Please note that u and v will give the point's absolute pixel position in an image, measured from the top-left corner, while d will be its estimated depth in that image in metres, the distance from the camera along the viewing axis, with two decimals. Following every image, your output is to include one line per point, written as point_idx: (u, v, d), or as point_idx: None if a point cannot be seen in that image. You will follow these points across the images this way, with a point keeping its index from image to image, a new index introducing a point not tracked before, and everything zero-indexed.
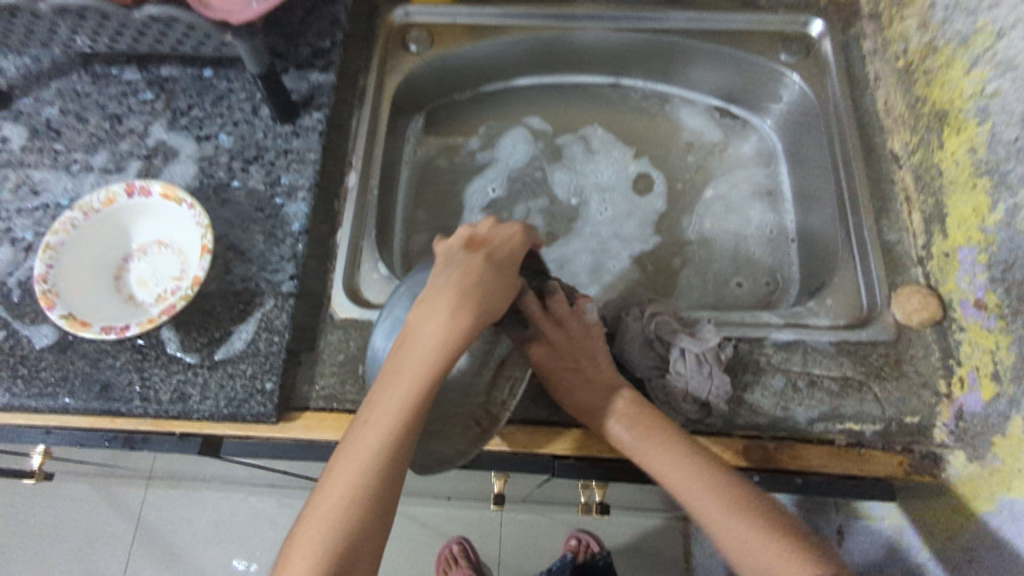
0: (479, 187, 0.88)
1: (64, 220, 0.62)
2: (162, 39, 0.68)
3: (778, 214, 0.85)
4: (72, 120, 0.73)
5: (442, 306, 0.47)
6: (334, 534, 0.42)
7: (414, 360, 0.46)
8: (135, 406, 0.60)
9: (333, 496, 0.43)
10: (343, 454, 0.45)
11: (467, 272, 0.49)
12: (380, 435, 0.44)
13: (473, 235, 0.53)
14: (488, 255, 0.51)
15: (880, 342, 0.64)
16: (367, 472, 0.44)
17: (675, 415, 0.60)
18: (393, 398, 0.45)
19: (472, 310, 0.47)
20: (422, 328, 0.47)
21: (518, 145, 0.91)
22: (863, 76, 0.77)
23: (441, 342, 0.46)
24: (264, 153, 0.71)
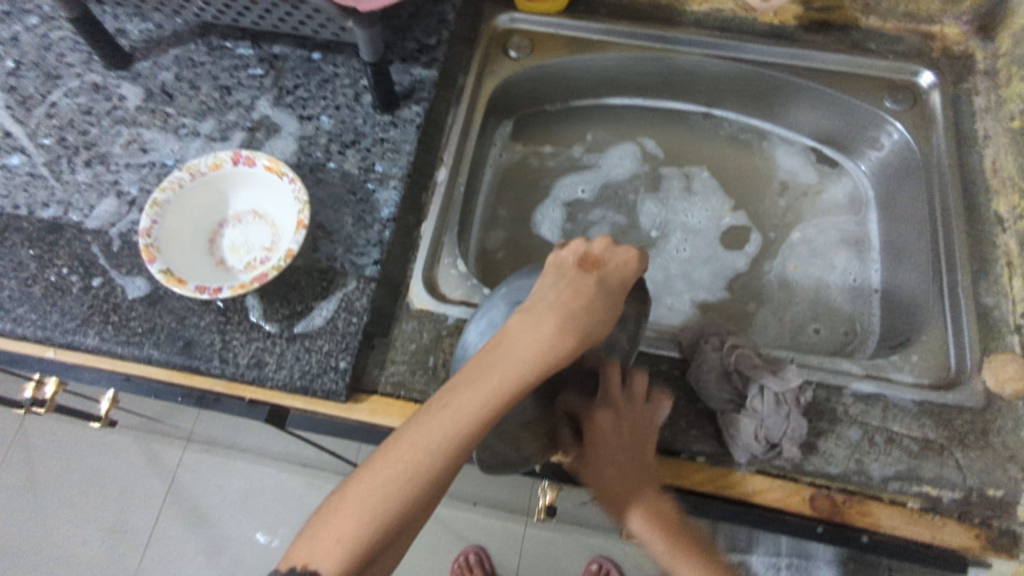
0: (571, 180, 0.90)
1: (173, 179, 0.64)
2: (287, 18, 0.71)
3: (861, 264, 0.83)
4: (185, 86, 0.76)
5: (550, 320, 0.45)
6: (386, 502, 0.38)
7: (511, 365, 0.43)
8: (213, 366, 0.61)
9: (382, 477, 0.39)
10: (413, 426, 0.41)
11: (581, 290, 0.48)
12: (451, 431, 0.41)
13: (589, 253, 0.51)
14: (607, 278, 0.50)
15: (967, 408, 0.62)
16: (425, 463, 0.40)
17: (744, 452, 0.59)
18: (474, 398, 0.42)
19: (579, 332, 0.45)
20: (525, 334, 0.44)
21: (623, 159, 0.91)
22: (972, 132, 0.75)
23: (542, 358, 0.44)
24: (362, 139, 0.72)
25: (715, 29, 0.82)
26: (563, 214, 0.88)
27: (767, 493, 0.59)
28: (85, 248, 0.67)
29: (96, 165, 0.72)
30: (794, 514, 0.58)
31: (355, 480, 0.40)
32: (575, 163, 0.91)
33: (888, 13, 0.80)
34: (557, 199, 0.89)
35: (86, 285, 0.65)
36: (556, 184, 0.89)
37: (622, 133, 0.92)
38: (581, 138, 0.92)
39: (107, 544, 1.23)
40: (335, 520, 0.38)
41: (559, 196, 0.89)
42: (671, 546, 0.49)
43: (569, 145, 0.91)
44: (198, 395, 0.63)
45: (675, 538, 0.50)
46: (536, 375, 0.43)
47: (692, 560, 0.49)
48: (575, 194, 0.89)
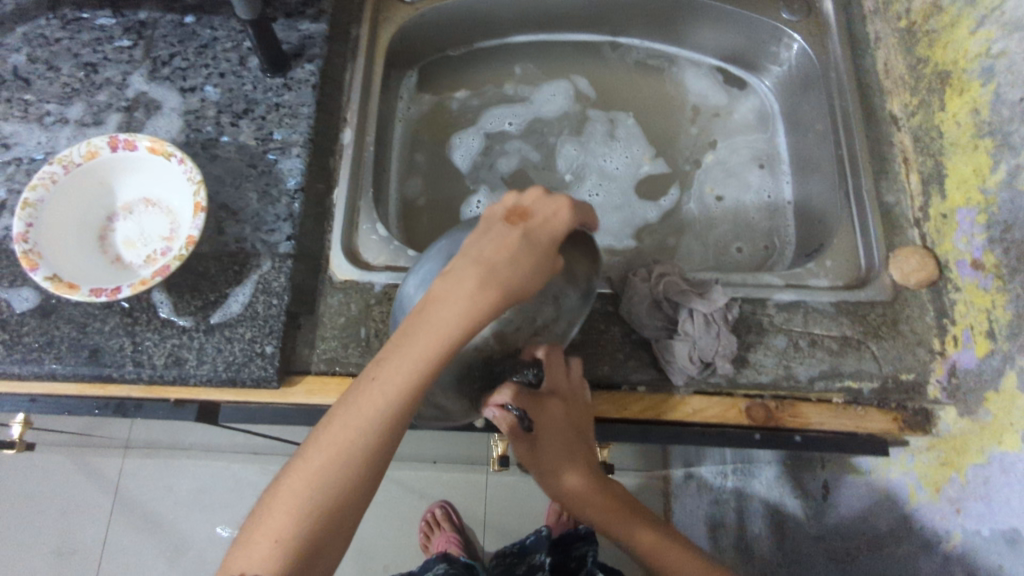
0: (501, 113, 0.88)
1: (42, 175, 0.58)
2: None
3: (774, 178, 0.85)
4: (42, 68, 0.68)
5: (464, 285, 0.42)
6: (320, 494, 0.40)
7: (423, 341, 0.41)
8: (128, 371, 0.58)
9: (305, 481, 0.40)
10: (340, 411, 0.42)
11: (506, 242, 0.44)
12: (368, 421, 0.41)
13: (523, 203, 0.47)
14: (533, 229, 0.45)
15: (878, 302, 0.65)
16: (347, 456, 0.41)
17: (680, 375, 0.61)
18: (390, 383, 0.41)
19: (502, 288, 0.42)
20: (444, 301, 0.42)
21: (556, 96, 0.89)
22: (864, 35, 0.77)
23: (457, 331, 0.41)
24: (254, 107, 0.67)
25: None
26: (481, 144, 0.86)
27: (705, 411, 0.61)
28: None
29: None
30: (731, 426, 0.62)
31: (283, 482, 0.41)
32: (485, 109, 0.88)
33: None
34: (481, 129, 0.87)
35: None
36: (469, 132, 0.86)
37: (529, 71, 0.89)
38: (511, 72, 0.89)
39: (57, 564, 1.18)
40: (263, 528, 0.40)
41: (487, 127, 0.87)
42: (606, 513, 0.56)
43: (500, 86, 0.89)
44: (117, 404, 0.59)
45: (610, 503, 0.56)
46: (459, 341, 0.42)
47: (638, 524, 0.57)
48: (501, 125, 0.87)
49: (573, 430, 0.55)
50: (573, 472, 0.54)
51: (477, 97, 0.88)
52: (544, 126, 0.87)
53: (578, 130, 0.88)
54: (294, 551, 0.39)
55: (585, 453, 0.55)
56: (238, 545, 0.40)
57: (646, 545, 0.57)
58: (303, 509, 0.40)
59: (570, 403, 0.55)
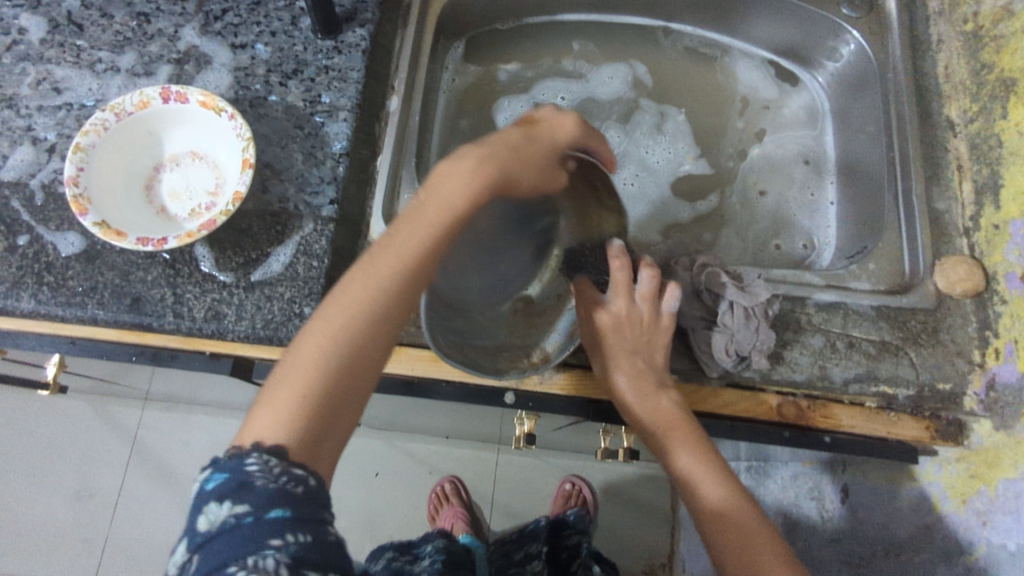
0: (555, 86, 0.87)
1: (94, 121, 0.58)
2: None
3: (818, 177, 0.84)
4: (95, 15, 0.68)
5: (468, 158, 0.45)
6: (342, 349, 0.39)
7: (430, 211, 0.42)
8: (167, 322, 0.58)
9: (319, 344, 0.39)
10: (354, 275, 0.41)
11: (510, 136, 0.49)
12: (380, 281, 0.40)
13: (530, 116, 0.54)
14: (539, 131, 0.51)
15: (920, 309, 0.64)
16: (355, 322, 0.40)
17: (714, 367, 0.60)
18: (401, 250, 0.41)
19: (504, 167, 0.46)
20: (449, 174, 0.44)
21: (614, 78, 0.88)
22: (926, 37, 0.75)
23: (466, 193, 0.43)
24: (304, 69, 0.67)
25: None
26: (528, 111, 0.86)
27: (736, 405, 0.61)
28: (4, 204, 0.61)
29: (3, 109, 0.64)
30: (761, 423, 0.61)
31: (298, 346, 0.39)
32: (540, 80, 0.87)
33: None
34: (532, 97, 0.86)
35: (12, 245, 0.59)
36: (509, 104, 0.86)
37: (585, 52, 0.88)
38: (567, 49, 0.88)
39: (73, 507, 1.21)
40: (270, 400, 0.37)
41: (537, 97, 0.86)
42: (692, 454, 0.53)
43: (554, 62, 0.88)
44: (153, 352, 0.60)
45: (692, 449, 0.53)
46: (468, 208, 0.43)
47: (697, 459, 0.53)
48: (553, 98, 0.87)
49: (620, 347, 0.55)
50: (618, 371, 0.55)
51: (531, 71, 0.87)
52: (596, 105, 0.87)
53: (622, 115, 0.87)
54: (300, 420, 0.37)
55: (639, 367, 0.55)
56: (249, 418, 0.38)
57: (689, 473, 0.52)
58: (313, 373, 0.38)
59: (631, 321, 0.56)
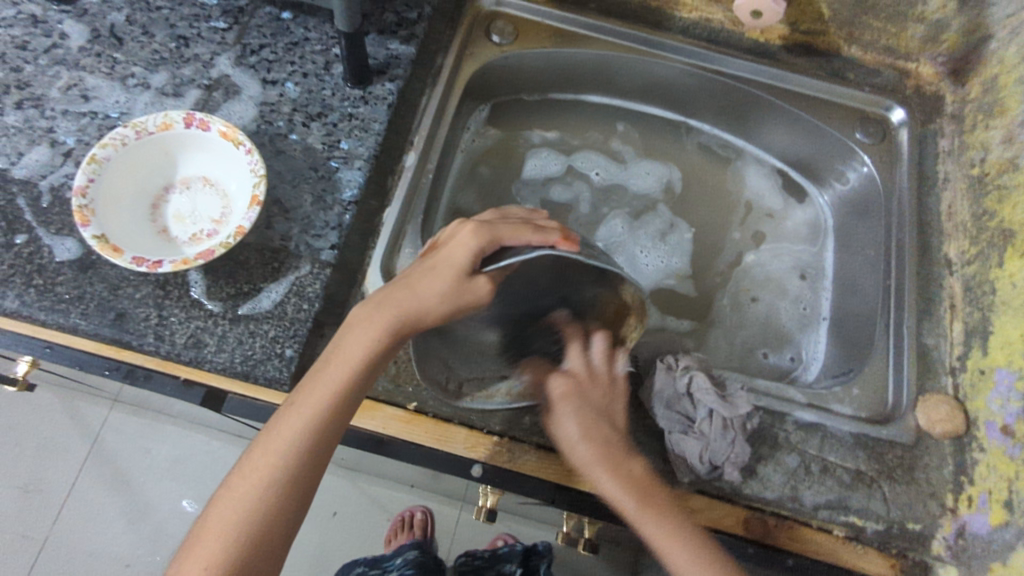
0: (596, 159, 0.90)
1: (114, 135, 0.59)
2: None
3: (815, 289, 0.84)
4: (137, 32, 0.70)
5: (370, 322, 0.50)
6: (242, 516, 0.43)
7: (332, 371, 0.48)
8: (147, 342, 0.58)
9: (228, 503, 0.44)
10: (280, 415, 0.48)
11: (409, 274, 0.52)
12: (280, 446, 0.46)
13: (438, 240, 0.56)
14: (436, 259, 0.52)
15: (898, 443, 0.64)
16: (277, 469, 0.45)
17: (686, 472, 0.59)
18: (306, 406, 0.47)
19: (402, 320, 0.50)
20: (347, 342, 0.49)
21: (650, 173, 0.90)
22: (933, 174, 0.77)
23: (345, 375, 0.48)
24: (328, 113, 0.68)
25: (747, 52, 0.81)
26: (559, 171, 0.89)
27: (705, 511, 0.60)
28: (10, 200, 0.61)
29: (29, 108, 0.65)
30: (727, 535, 0.60)
31: (209, 517, 0.44)
32: (583, 150, 0.90)
33: (870, 45, 0.81)
34: (569, 159, 0.89)
35: (9, 243, 0.59)
36: (529, 164, 0.88)
37: (625, 139, 0.91)
38: (613, 129, 0.91)
39: (18, 499, 1.17)
40: (194, 560, 0.42)
41: (575, 163, 0.89)
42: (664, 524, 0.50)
43: (602, 140, 0.90)
44: (127, 370, 0.59)
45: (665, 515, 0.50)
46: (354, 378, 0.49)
47: (678, 541, 0.49)
48: (588, 170, 0.89)
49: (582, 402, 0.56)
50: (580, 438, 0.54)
51: (577, 139, 0.90)
52: (621, 194, 0.89)
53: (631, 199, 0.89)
54: (223, 571, 0.42)
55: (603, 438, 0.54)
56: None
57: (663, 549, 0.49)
58: (229, 528, 0.43)
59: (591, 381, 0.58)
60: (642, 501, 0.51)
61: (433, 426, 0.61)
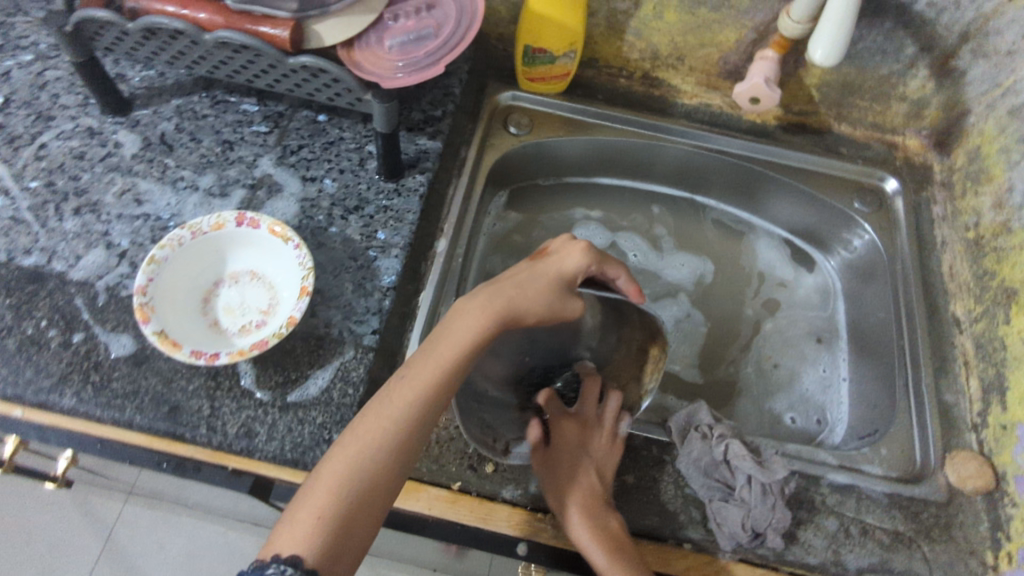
0: (631, 241, 0.94)
1: (172, 237, 0.63)
2: (314, 92, 0.69)
3: (831, 352, 0.87)
4: (186, 138, 0.75)
5: (479, 305, 0.56)
6: (355, 471, 0.48)
7: (443, 349, 0.54)
8: (200, 434, 0.60)
9: (343, 457, 0.48)
10: (392, 386, 0.52)
11: (520, 269, 0.61)
12: (393, 409, 0.51)
13: (547, 248, 0.65)
14: (545, 265, 0.61)
15: (931, 501, 0.65)
16: (385, 430, 0.50)
17: (729, 540, 0.60)
18: (419, 376, 0.52)
19: (504, 308, 0.56)
20: (460, 323, 0.55)
21: (682, 267, 0.93)
22: (932, 238, 0.82)
23: (455, 354, 0.53)
24: (364, 206, 0.73)
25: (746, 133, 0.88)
26: (606, 244, 0.93)
27: None
28: (68, 301, 0.64)
29: (85, 213, 0.69)
30: None
31: (322, 471, 0.48)
32: (621, 232, 0.94)
33: (859, 122, 0.87)
34: (613, 237, 0.94)
35: (67, 341, 0.62)
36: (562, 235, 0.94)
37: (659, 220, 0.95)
38: (648, 212, 0.95)
39: None
40: (304, 505, 0.47)
41: (620, 240, 0.94)
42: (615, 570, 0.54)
43: (647, 226, 0.95)
44: (178, 461, 0.61)
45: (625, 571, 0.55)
46: (461, 362, 0.53)
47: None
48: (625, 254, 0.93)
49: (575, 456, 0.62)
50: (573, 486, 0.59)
51: (621, 220, 0.95)
52: (649, 276, 0.92)
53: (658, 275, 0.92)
54: (332, 521, 0.46)
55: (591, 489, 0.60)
56: (282, 525, 0.46)
57: None
58: (341, 481, 0.47)
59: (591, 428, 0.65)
60: (611, 550, 0.56)
61: (477, 505, 0.62)
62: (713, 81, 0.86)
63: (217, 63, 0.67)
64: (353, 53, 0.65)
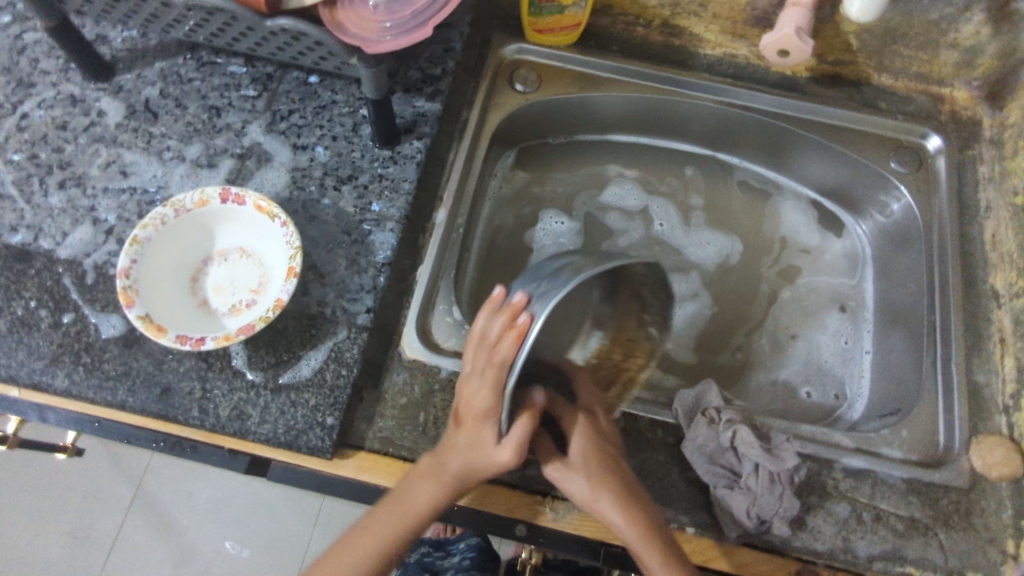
0: (662, 211, 0.89)
1: (154, 215, 0.60)
2: (298, 54, 0.65)
3: (855, 324, 0.82)
4: (170, 105, 0.71)
5: (471, 437, 0.52)
6: (360, 565, 0.52)
7: (454, 455, 0.52)
8: (192, 417, 0.59)
9: (352, 558, 0.52)
10: (392, 499, 0.53)
11: (474, 364, 0.51)
12: (397, 526, 0.52)
13: (479, 327, 0.52)
14: (483, 359, 0.50)
15: (952, 487, 0.62)
16: (376, 556, 0.52)
17: (735, 528, 0.58)
18: (417, 503, 0.52)
19: (489, 446, 0.51)
20: (455, 458, 0.52)
21: (709, 243, 0.88)
22: (975, 202, 0.75)
23: (435, 503, 0.52)
24: (358, 175, 0.69)
25: (774, 86, 0.81)
26: (642, 205, 0.89)
27: (752, 564, 0.59)
28: (57, 280, 0.63)
29: (71, 188, 0.67)
30: None
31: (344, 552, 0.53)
32: (648, 205, 0.89)
33: (901, 72, 0.79)
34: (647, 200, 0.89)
35: (57, 322, 0.61)
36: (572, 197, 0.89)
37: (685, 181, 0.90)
38: (681, 174, 0.90)
39: (68, 547, 1.19)
40: (319, 572, 0.52)
41: (654, 206, 0.89)
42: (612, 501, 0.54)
43: (684, 197, 0.90)
44: (174, 441, 0.60)
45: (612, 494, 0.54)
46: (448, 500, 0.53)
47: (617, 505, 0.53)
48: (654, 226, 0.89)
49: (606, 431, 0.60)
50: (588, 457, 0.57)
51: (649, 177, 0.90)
52: (665, 248, 0.88)
53: (682, 249, 0.88)
54: None
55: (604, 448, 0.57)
56: None
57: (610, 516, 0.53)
58: (350, 570, 0.52)
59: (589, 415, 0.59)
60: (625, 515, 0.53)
61: (475, 487, 0.61)
62: (739, 30, 0.78)
63: (195, 25, 0.63)
64: (336, 14, 0.60)
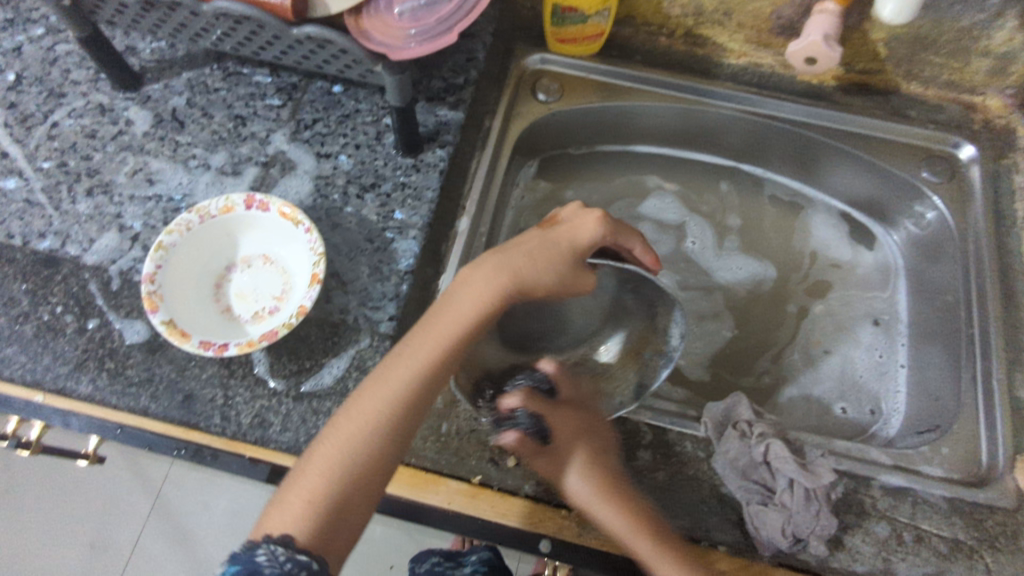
0: (696, 229, 0.88)
1: (180, 221, 0.61)
2: (324, 63, 0.65)
3: (888, 338, 0.80)
4: (197, 114, 0.72)
5: (480, 294, 0.55)
6: (349, 453, 0.49)
7: (439, 331, 0.54)
8: (214, 423, 0.58)
9: (343, 437, 0.50)
10: (384, 373, 0.52)
11: (527, 242, 0.57)
12: (386, 398, 0.51)
13: (558, 215, 0.61)
14: (558, 233, 0.58)
15: (998, 508, 0.59)
16: (379, 418, 0.51)
17: (767, 546, 0.56)
18: (415, 358, 0.53)
19: (515, 280, 0.55)
20: (465, 293, 0.55)
21: (742, 267, 0.86)
22: (1012, 211, 0.73)
23: (440, 349, 0.53)
24: (381, 183, 0.69)
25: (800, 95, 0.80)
26: (682, 218, 0.88)
27: None
28: (83, 286, 0.63)
29: (98, 195, 0.67)
30: None
31: (316, 452, 0.50)
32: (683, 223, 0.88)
33: (932, 81, 0.77)
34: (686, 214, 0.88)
35: (82, 327, 0.61)
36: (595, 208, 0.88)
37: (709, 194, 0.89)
38: (715, 187, 0.89)
39: (85, 558, 1.18)
40: (299, 487, 0.48)
41: (692, 221, 0.88)
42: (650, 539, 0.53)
43: (719, 215, 0.88)
44: (194, 449, 0.59)
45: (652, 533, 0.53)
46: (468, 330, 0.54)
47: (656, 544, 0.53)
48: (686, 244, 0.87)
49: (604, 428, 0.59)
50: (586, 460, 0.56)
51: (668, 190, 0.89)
52: (690, 264, 0.86)
53: (710, 266, 0.86)
54: (330, 497, 0.48)
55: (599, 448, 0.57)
56: (273, 509, 0.48)
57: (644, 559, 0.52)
58: (334, 471, 0.48)
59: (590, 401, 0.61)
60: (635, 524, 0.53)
61: (497, 500, 0.59)
62: (764, 38, 0.77)
63: (222, 34, 0.64)
64: (360, 22, 0.61)
